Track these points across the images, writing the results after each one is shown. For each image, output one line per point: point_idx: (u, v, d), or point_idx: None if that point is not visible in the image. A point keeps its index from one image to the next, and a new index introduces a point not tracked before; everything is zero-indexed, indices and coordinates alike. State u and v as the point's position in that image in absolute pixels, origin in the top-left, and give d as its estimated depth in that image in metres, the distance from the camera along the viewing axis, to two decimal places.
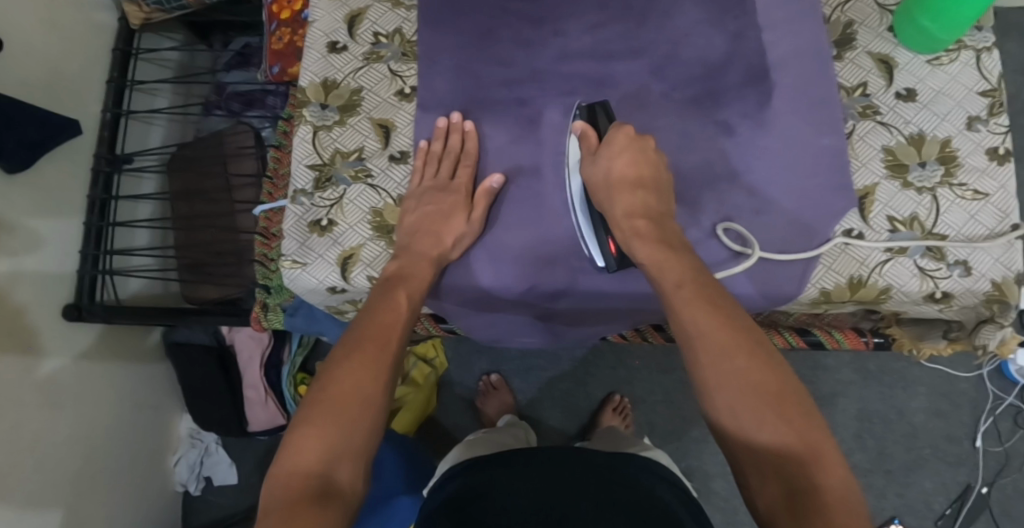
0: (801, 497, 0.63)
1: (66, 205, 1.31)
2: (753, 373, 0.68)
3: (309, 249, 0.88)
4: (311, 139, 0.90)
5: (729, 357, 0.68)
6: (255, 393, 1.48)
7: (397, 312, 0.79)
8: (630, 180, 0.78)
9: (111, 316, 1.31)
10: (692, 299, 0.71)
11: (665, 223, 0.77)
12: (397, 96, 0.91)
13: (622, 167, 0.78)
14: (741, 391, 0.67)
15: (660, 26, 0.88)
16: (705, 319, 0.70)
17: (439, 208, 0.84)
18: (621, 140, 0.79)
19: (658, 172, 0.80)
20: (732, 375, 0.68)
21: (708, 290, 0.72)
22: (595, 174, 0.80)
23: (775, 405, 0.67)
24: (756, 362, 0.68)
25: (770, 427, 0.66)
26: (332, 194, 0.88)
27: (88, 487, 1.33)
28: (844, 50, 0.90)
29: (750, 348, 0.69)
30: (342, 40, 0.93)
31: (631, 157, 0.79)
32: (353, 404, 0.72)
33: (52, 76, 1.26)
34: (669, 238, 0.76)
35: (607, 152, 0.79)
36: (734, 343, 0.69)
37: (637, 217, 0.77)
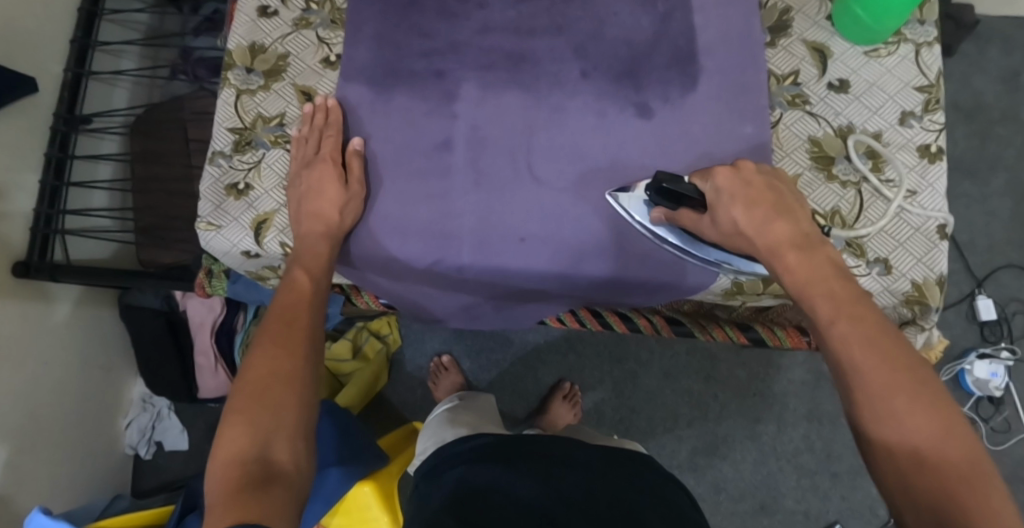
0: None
1: (22, 161, 1.29)
2: (910, 416, 0.63)
3: (224, 212, 0.87)
4: (233, 102, 0.89)
5: (890, 397, 0.64)
6: (205, 360, 1.46)
7: (300, 291, 0.80)
8: (760, 223, 0.74)
9: (58, 273, 1.30)
10: (851, 332, 0.66)
11: (817, 251, 0.72)
12: (322, 64, 0.91)
13: (746, 213, 0.74)
14: (904, 431, 0.63)
15: (587, 4, 0.88)
16: (864, 352, 0.65)
17: (313, 184, 0.84)
18: (730, 184, 0.76)
19: (787, 201, 0.76)
20: (888, 413, 0.63)
21: (866, 322, 0.67)
22: (719, 223, 0.77)
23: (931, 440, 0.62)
24: (919, 403, 0.63)
25: (929, 468, 0.61)
26: (251, 158, 0.88)
27: (32, 445, 1.31)
28: (777, 36, 0.88)
29: (903, 379, 0.64)
30: (273, 5, 0.93)
31: (753, 197, 0.75)
32: (272, 385, 0.72)
33: (10, 30, 1.24)
34: (828, 267, 0.71)
35: (722, 201, 0.76)
36: (897, 381, 0.64)
37: (787, 254, 0.72)
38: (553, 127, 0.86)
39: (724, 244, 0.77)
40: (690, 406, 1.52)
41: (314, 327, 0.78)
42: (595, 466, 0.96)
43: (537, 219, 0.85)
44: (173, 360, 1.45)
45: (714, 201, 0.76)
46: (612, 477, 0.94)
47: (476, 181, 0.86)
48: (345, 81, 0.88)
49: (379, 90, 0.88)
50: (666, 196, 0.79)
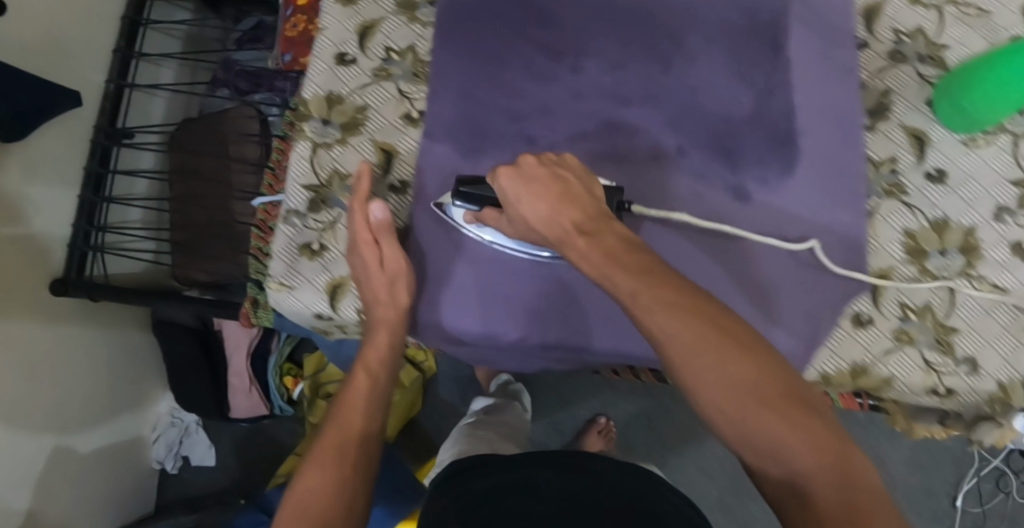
0: (811, 503, 0.61)
1: (61, 175, 1.25)
2: (738, 374, 0.63)
3: (297, 272, 0.85)
4: (309, 156, 0.86)
5: (700, 354, 0.63)
6: (239, 381, 1.43)
7: (358, 399, 0.81)
8: (548, 217, 0.72)
9: (96, 292, 1.26)
10: (654, 302, 0.64)
11: (607, 231, 0.71)
12: (403, 120, 0.87)
13: (534, 205, 0.72)
14: (728, 392, 0.63)
15: (684, 74, 0.85)
16: (678, 326, 0.63)
17: (356, 280, 0.81)
18: (512, 182, 0.73)
19: (575, 184, 0.74)
20: (714, 378, 0.63)
21: (662, 291, 0.65)
22: (514, 221, 0.76)
23: (783, 405, 0.63)
24: (731, 356, 0.63)
25: (778, 428, 0.62)
26: (326, 217, 0.85)
27: (61, 464, 1.29)
28: (878, 120, 0.86)
29: (723, 338, 0.63)
30: (351, 52, 0.89)
31: (537, 191, 0.73)
32: (320, 499, 0.72)
33: (53, 42, 1.19)
34: (619, 249, 0.69)
35: (512, 201, 0.74)
36: (720, 348, 0.63)
37: (576, 242, 0.70)
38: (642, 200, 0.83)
39: (523, 237, 0.77)
40: (723, 445, 1.49)
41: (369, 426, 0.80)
42: (601, 468, 0.96)
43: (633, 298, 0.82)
44: (205, 380, 1.41)
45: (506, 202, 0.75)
46: (618, 483, 0.93)
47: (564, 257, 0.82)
48: (428, 140, 0.85)
49: (466, 151, 0.85)
50: (469, 198, 0.78)
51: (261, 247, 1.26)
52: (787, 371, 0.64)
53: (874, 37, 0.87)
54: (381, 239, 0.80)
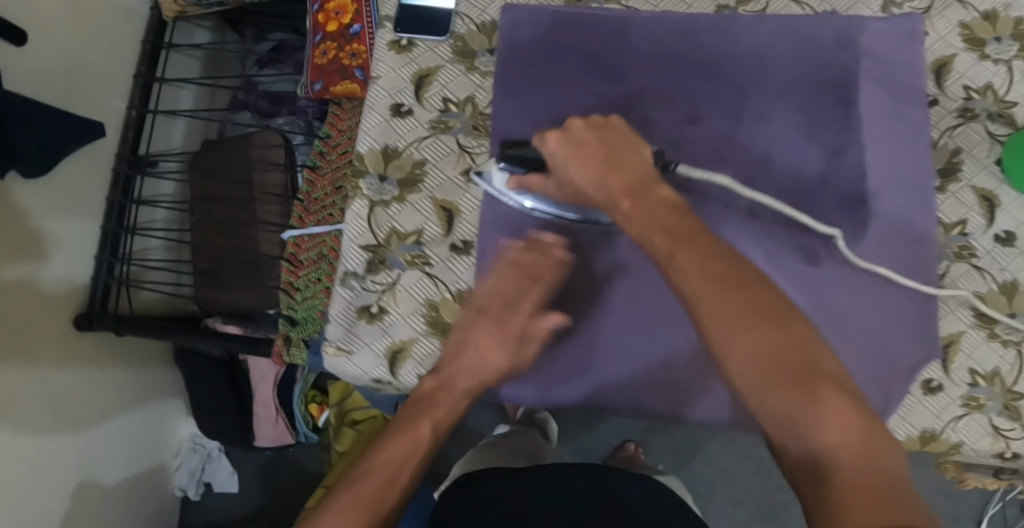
0: (824, 481, 0.56)
1: (84, 205, 1.20)
2: (767, 344, 0.59)
3: (355, 336, 0.82)
4: (367, 215, 0.83)
5: (733, 319, 0.60)
6: (265, 411, 1.40)
7: (414, 445, 0.77)
8: (596, 179, 0.70)
9: (121, 326, 1.22)
10: (688, 263, 0.62)
11: (653, 197, 0.67)
12: (464, 176, 0.84)
13: (580, 168, 0.70)
14: (754, 361, 0.59)
15: (755, 131, 0.84)
16: (702, 289, 0.61)
17: (458, 348, 0.78)
18: (563, 144, 0.71)
19: (623, 144, 0.71)
20: (746, 343, 0.60)
21: (701, 254, 0.63)
22: (562, 184, 0.74)
23: (804, 377, 0.58)
24: (768, 326, 0.60)
25: (805, 408, 0.57)
26: (385, 279, 0.82)
27: (84, 499, 1.25)
28: (948, 181, 0.84)
29: (757, 308, 0.60)
30: (407, 102, 0.86)
31: (585, 152, 0.71)
32: None
33: (75, 69, 1.15)
34: (668, 218, 0.66)
35: (560, 164, 0.72)
36: (758, 314, 0.60)
37: (620, 203, 0.68)
38: None
39: (575, 201, 0.75)
40: (753, 474, 1.46)
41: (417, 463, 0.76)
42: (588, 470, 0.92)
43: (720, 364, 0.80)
44: (231, 410, 1.39)
45: (554, 164, 0.73)
46: (633, 500, 0.86)
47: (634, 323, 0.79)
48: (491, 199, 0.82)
49: None
50: (515, 162, 0.76)
51: (292, 281, 1.23)
52: (817, 345, 0.60)
53: (944, 93, 0.86)
54: (530, 297, 0.76)
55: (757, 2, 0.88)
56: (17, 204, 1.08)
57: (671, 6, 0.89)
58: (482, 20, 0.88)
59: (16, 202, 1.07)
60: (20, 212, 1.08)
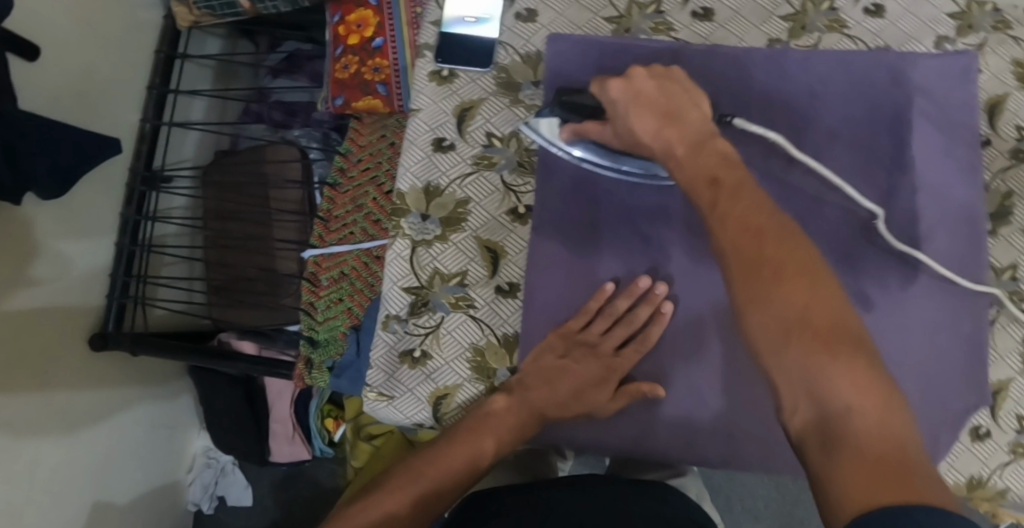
0: (830, 437, 0.53)
1: (96, 222, 1.17)
2: (798, 300, 0.56)
3: (397, 381, 0.81)
4: (409, 256, 0.82)
5: (759, 270, 0.57)
6: (282, 427, 1.39)
7: (485, 439, 0.76)
8: (654, 132, 0.66)
9: (138, 346, 1.19)
10: (728, 214, 0.59)
11: (708, 150, 0.63)
12: (510, 216, 0.82)
13: (639, 119, 0.66)
14: (776, 314, 0.57)
15: (806, 172, 0.82)
16: (736, 239, 0.58)
17: (546, 374, 0.78)
18: (624, 91, 0.67)
19: (681, 97, 0.66)
20: (770, 295, 0.57)
21: (743, 205, 0.60)
22: (619, 134, 0.70)
23: (826, 339, 0.55)
24: (799, 282, 0.57)
25: (828, 367, 0.54)
26: (428, 321, 0.81)
27: (100, 518, 1.23)
28: (999, 225, 0.84)
29: (791, 262, 0.57)
30: (449, 137, 0.84)
31: (646, 102, 0.66)
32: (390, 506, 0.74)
33: (86, 83, 1.11)
34: (720, 169, 0.62)
35: (619, 114, 0.68)
36: (791, 269, 0.57)
37: (676, 150, 0.64)
38: None
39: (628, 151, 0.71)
40: None
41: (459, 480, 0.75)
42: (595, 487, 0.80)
43: None
44: (249, 427, 1.37)
45: (613, 113, 0.69)
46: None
47: (685, 370, 0.78)
48: (538, 237, 0.80)
49: (581, 250, 0.80)
50: (569, 111, 0.74)
51: (313, 302, 1.19)
52: (842, 307, 0.57)
53: (997, 134, 0.85)
54: (622, 326, 0.77)
55: (809, 36, 0.86)
56: (27, 224, 1.04)
57: (721, 39, 0.87)
58: (527, 50, 0.86)
59: (26, 222, 1.04)
60: (31, 232, 1.04)
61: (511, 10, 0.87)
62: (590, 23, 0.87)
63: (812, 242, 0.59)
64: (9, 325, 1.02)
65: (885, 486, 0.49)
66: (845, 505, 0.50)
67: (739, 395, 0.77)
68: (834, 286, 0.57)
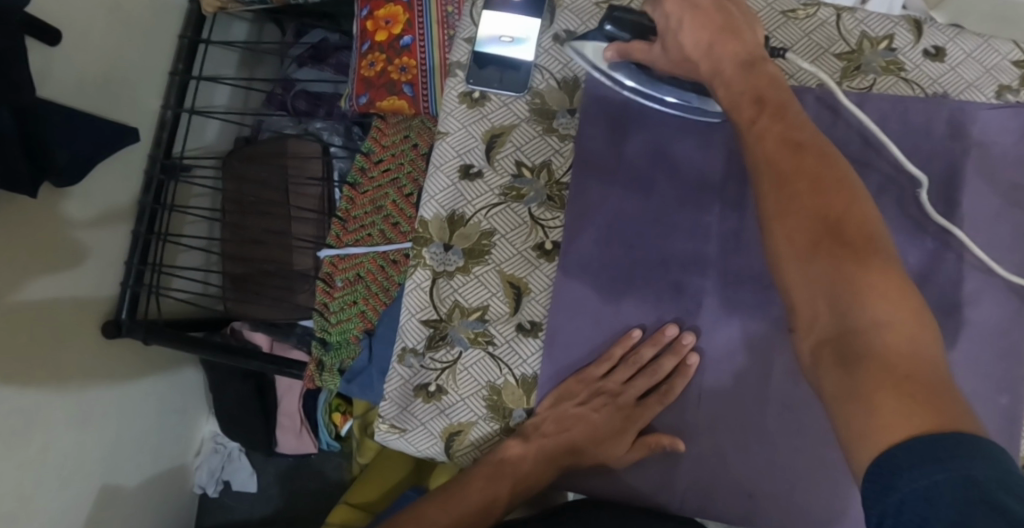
0: (852, 345, 0.57)
1: (115, 209, 1.15)
2: (827, 208, 0.60)
3: (410, 415, 0.79)
4: (429, 288, 0.80)
5: (792, 183, 0.61)
6: (290, 421, 1.38)
7: (512, 464, 0.76)
8: (706, 48, 0.66)
9: (152, 335, 1.17)
10: (770, 131, 0.63)
11: (761, 69, 0.65)
12: (536, 251, 0.80)
13: (694, 36, 0.66)
14: (804, 224, 0.60)
15: None
16: (775, 153, 0.63)
17: (565, 422, 0.77)
18: (679, 7, 0.67)
19: (736, 16, 0.67)
20: (801, 205, 0.61)
21: (784, 124, 0.63)
22: (669, 51, 0.70)
23: (853, 251, 0.59)
24: (831, 191, 0.61)
25: (855, 277, 0.58)
26: (445, 356, 0.79)
27: (108, 501, 1.23)
28: None
29: (826, 176, 0.61)
30: (477, 164, 0.82)
31: (702, 19, 0.66)
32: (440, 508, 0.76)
33: (110, 68, 1.08)
34: (767, 90, 0.65)
35: (672, 29, 0.68)
36: (823, 182, 0.61)
37: (725, 69, 0.66)
38: None
39: (676, 72, 0.71)
40: None
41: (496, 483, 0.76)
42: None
43: (806, 480, 0.76)
44: (258, 418, 1.36)
45: (663, 30, 0.69)
46: None
47: (706, 427, 0.77)
48: (566, 277, 0.78)
49: (607, 294, 0.78)
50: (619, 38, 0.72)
51: (327, 302, 1.17)
52: (875, 225, 0.60)
53: None
54: (643, 374, 0.77)
55: (864, 77, 0.82)
56: (44, 213, 1.02)
57: None
58: (563, 75, 0.83)
59: (43, 211, 1.02)
60: (46, 221, 1.02)
61: (549, 31, 0.83)
62: None
63: (845, 162, 0.63)
64: (22, 314, 1.00)
65: (912, 412, 0.52)
66: (871, 426, 0.53)
67: (760, 450, 0.76)
68: (865, 206, 0.61)
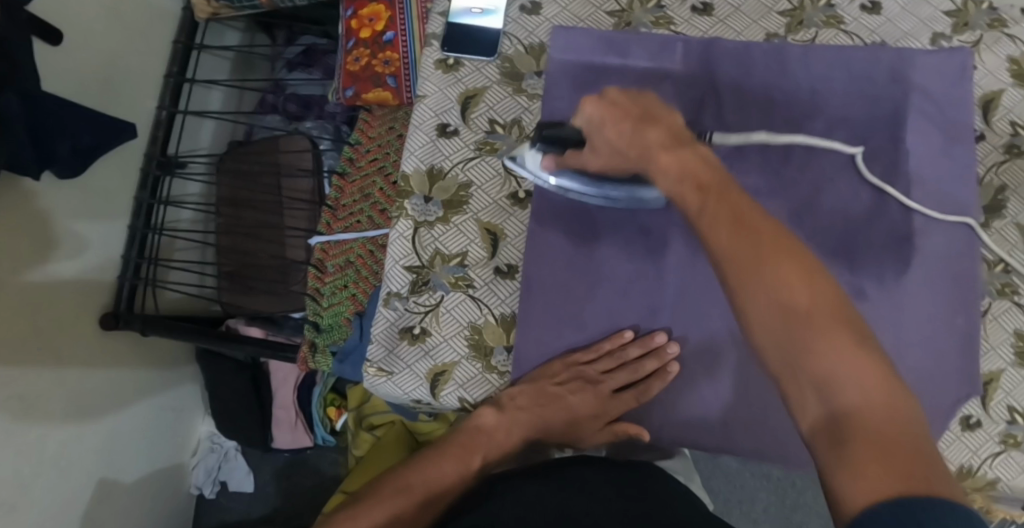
0: (842, 427, 0.53)
1: (112, 206, 1.20)
2: (792, 292, 0.57)
3: (396, 358, 0.84)
4: (411, 236, 0.86)
5: (755, 266, 0.58)
6: (285, 414, 1.42)
7: (490, 433, 0.82)
8: (631, 137, 0.67)
9: (148, 326, 1.21)
10: (719, 216, 0.61)
11: (693, 149, 0.66)
12: (509, 200, 0.86)
13: (616, 133, 0.68)
14: (773, 305, 0.57)
15: (804, 165, 0.84)
16: (730, 238, 0.59)
17: (542, 398, 0.81)
18: (599, 108, 0.68)
19: (654, 107, 0.68)
20: (766, 285, 0.57)
21: (730, 204, 0.61)
22: (598, 150, 0.72)
23: (825, 327, 0.56)
24: (795, 271, 0.57)
25: (830, 356, 0.55)
26: (428, 300, 0.85)
27: (105, 496, 1.25)
28: (992, 217, 0.85)
29: (786, 254, 0.58)
30: (453, 123, 0.89)
31: (622, 114, 0.68)
32: (425, 481, 0.80)
33: (107, 69, 1.14)
34: (706, 176, 0.63)
35: (595, 131, 0.70)
36: (785, 261, 0.58)
37: (658, 156, 0.66)
38: None
39: (609, 168, 0.73)
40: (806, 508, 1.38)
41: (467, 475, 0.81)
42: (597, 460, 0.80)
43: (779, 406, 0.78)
44: (254, 412, 1.39)
45: (589, 129, 0.71)
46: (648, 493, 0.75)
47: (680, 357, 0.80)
48: (539, 222, 0.83)
49: (577, 236, 0.83)
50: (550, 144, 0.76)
51: (319, 287, 1.22)
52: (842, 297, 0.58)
53: (991, 129, 0.86)
54: (628, 371, 0.80)
55: (807, 31, 0.89)
56: (46, 203, 1.07)
57: (720, 33, 0.90)
58: (530, 41, 0.90)
59: (45, 201, 1.07)
60: (46, 212, 1.07)
61: (515, 3, 0.91)
62: (593, 17, 0.91)
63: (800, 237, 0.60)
64: (24, 297, 1.05)
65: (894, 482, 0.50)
66: (853, 496, 0.50)
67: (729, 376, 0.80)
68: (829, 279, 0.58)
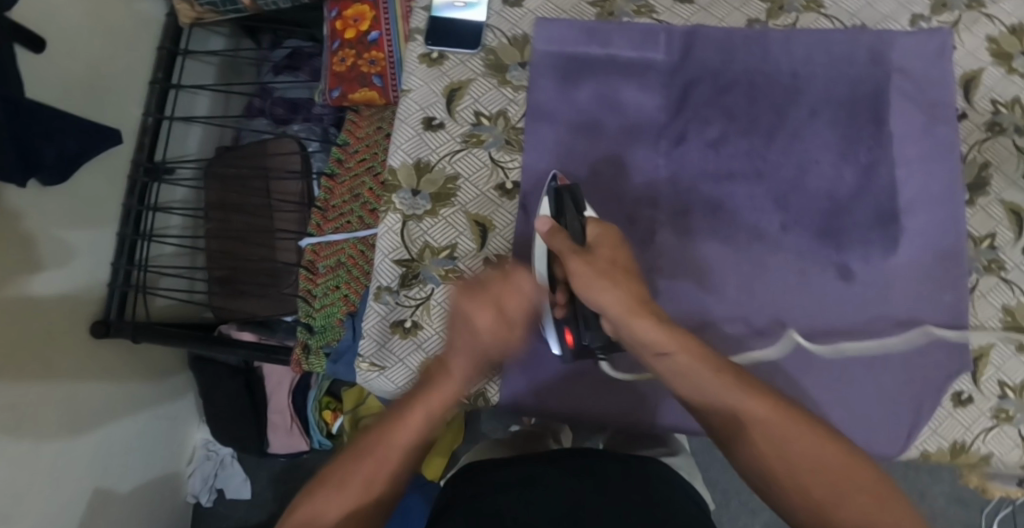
0: None
1: (100, 213, 1.20)
2: (786, 438, 0.70)
3: (388, 352, 0.84)
4: (400, 230, 0.86)
5: (748, 417, 0.71)
6: (280, 418, 1.40)
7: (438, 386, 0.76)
8: (619, 270, 0.76)
9: (139, 333, 1.20)
10: (704, 367, 0.74)
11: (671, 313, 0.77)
12: (497, 191, 0.87)
13: (610, 253, 0.77)
14: (773, 452, 0.70)
15: (788, 147, 0.85)
16: (720, 390, 0.73)
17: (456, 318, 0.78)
18: (606, 229, 0.78)
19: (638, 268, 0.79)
20: (766, 436, 0.70)
21: (711, 360, 0.74)
22: (590, 258, 0.76)
23: (826, 469, 0.68)
24: (783, 421, 0.70)
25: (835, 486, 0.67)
26: (419, 293, 0.85)
27: (100, 507, 1.24)
28: (977, 195, 0.85)
29: (772, 405, 0.71)
30: (439, 116, 0.89)
31: (617, 242, 0.77)
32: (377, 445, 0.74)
33: (92, 76, 1.14)
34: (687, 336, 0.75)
35: (591, 247, 0.77)
36: (770, 411, 0.71)
37: (640, 301, 0.75)
38: (745, 279, 0.83)
39: (584, 282, 0.75)
40: None
41: (432, 422, 0.76)
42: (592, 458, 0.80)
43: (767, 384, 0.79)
44: (248, 418, 1.39)
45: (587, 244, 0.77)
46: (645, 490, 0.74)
47: None
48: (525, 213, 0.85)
49: None
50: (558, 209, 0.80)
51: (310, 289, 1.20)
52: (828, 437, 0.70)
53: (973, 108, 0.87)
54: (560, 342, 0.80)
55: (788, 16, 0.90)
56: (32, 211, 1.07)
57: (702, 20, 0.90)
58: (514, 33, 0.91)
59: (31, 208, 1.06)
60: (33, 220, 1.07)
61: None
62: (576, 8, 0.92)
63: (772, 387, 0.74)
64: (12, 306, 1.04)
65: None
66: None
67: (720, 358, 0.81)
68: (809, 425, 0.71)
